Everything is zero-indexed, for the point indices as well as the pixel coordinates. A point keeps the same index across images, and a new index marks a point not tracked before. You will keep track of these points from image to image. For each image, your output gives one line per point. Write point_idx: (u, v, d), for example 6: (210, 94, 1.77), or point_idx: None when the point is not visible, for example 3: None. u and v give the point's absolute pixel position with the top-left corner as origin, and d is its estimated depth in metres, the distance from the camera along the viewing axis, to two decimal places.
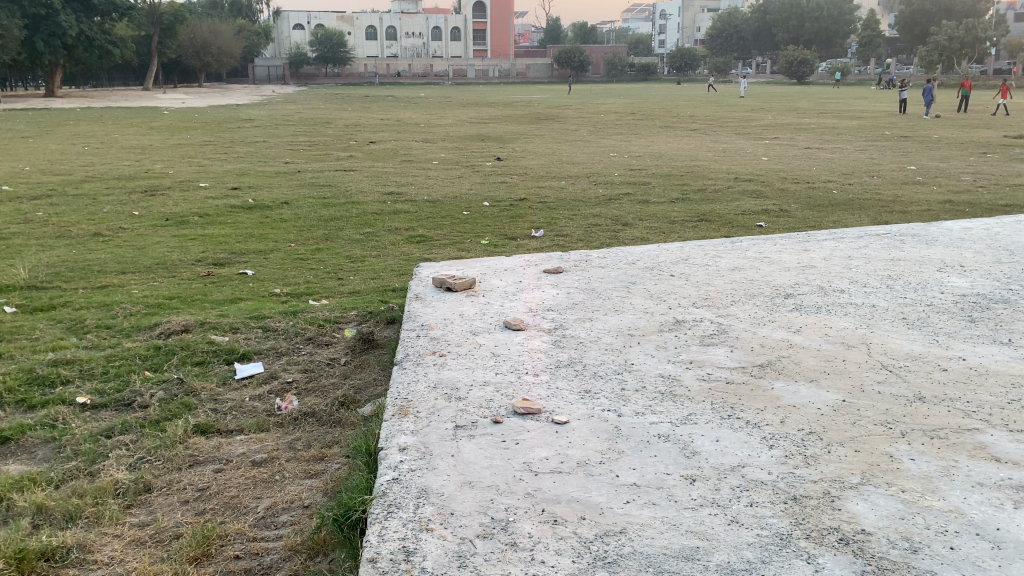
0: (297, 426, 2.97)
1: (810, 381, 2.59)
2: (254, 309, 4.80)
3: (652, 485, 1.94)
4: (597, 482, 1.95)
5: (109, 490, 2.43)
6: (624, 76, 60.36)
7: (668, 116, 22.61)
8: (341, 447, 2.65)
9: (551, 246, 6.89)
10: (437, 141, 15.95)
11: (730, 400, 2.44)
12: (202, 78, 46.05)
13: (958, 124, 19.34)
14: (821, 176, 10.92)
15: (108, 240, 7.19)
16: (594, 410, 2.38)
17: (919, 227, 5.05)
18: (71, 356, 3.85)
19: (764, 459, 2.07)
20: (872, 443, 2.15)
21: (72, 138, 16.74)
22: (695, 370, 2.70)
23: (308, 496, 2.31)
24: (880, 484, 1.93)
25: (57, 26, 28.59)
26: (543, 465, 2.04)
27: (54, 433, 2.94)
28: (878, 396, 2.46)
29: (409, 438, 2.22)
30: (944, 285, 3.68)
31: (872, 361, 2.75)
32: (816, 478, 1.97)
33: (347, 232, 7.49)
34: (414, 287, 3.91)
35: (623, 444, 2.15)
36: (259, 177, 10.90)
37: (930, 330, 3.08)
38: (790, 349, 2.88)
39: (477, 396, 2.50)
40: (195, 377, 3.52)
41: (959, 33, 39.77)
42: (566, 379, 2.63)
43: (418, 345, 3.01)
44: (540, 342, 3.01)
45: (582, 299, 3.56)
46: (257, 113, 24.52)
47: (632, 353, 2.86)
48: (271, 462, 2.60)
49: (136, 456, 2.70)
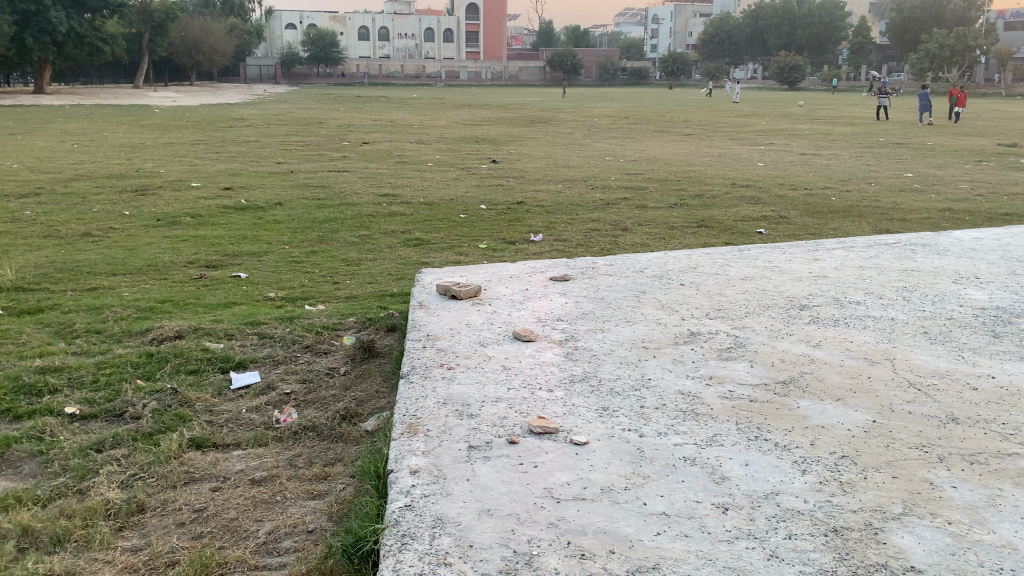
0: (297, 441, 2.83)
1: (837, 401, 2.47)
2: (248, 314, 4.65)
3: (683, 515, 1.82)
4: (623, 511, 1.84)
5: (98, 511, 2.28)
6: (615, 80, 60.41)
7: (662, 121, 22.48)
8: (346, 466, 2.52)
9: (551, 252, 6.76)
10: (431, 142, 15.78)
11: (756, 420, 2.33)
12: (193, 75, 45.65)
13: (952, 131, 19.33)
14: (818, 182, 10.86)
15: (98, 240, 7.02)
16: (614, 430, 2.25)
17: (928, 237, 4.96)
18: (59, 362, 3.69)
19: (799, 486, 1.96)
20: (909, 469, 2.04)
21: (61, 134, 16.48)
22: (715, 387, 2.58)
23: (312, 519, 2.18)
24: (924, 515, 1.83)
25: (47, 23, 28.23)
26: (565, 491, 1.92)
27: (42, 447, 2.79)
28: (909, 416, 2.36)
29: (421, 459, 2.09)
30: (962, 297, 3.59)
31: (898, 379, 2.64)
32: (855, 508, 1.86)
33: (342, 234, 7.36)
34: (416, 294, 3.78)
35: (648, 469, 2.03)
36: (252, 177, 10.73)
37: (954, 344, 2.98)
38: (813, 364, 2.77)
39: (491, 413, 2.37)
40: (189, 387, 3.38)
41: (951, 41, 39.91)
42: (583, 396, 2.50)
43: (424, 357, 2.88)
44: (551, 355, 2.89)
45: (592, 309, 3.44)
46: (249, 112, 24.25)
47: (648, 368, 2.74)
48: (272, 482, 2.46)
49: (129, 472, 2.56)
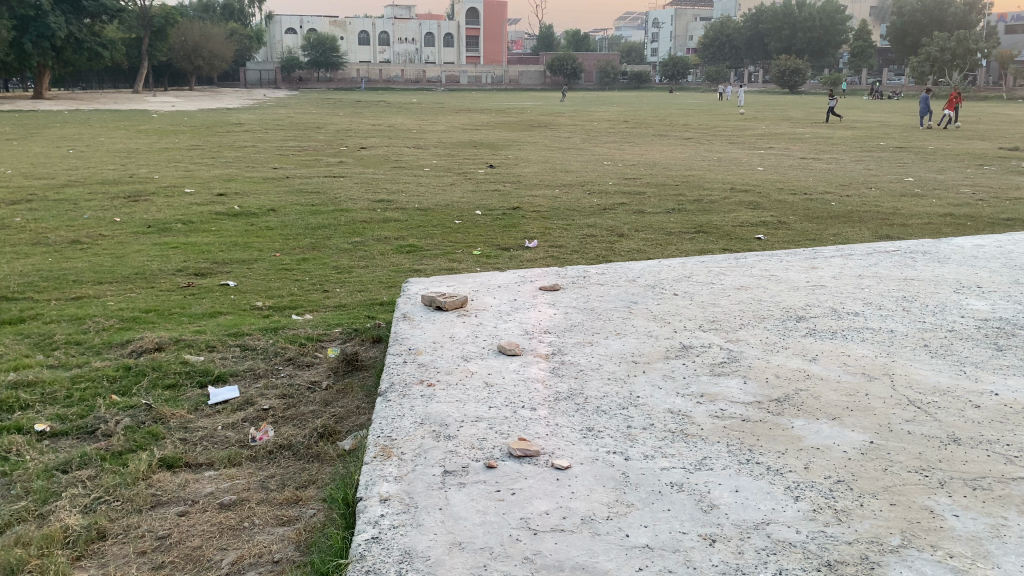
0: (271, 460, 2.72)
1: (832, 419, 2.37)
2: (232, 324, 4.53)
3: (667, 548, 1.71)
4: (603, 544, 1.73)
5: (56, 538, 2.17)
6: (616, 84, 60.42)
7: (661, 125, 22.30)
8: (319, 489, 2.41)
9: (546, 259, 6.63)
10: (429, 147, 15.68)
11: (747, 441, 2.22)
12: (193, 80, 45.75)
13: (953, 135, 19.28)
14: (818, 186, 10.77)
15: (87, 247, 6.92)
16: (598, 453, 2.14)
17: (928, 244, 4.85)
18: (33, 376, 3.58)
19: (791, 514, 1.85)
20: (908, 496, 1.93)
21: (57, 140, 16.38)
22: (707, 406, 2.46)
23: (278, 549, 2.06)
24: (924, 547, 1.71)
25: (46, 28, 28.17)
26: (544, 522, 1.81)
27: (6, 467, 2.69)
28: (908, 437, 2.24)
29: (392, 486, 1.99)
30: (964, 308, 3.48)
31: (897, 397, 2.53)
32: (850, 539, 1.75)
33: (334, 240, 7.26)
34: (401, 304, 3.67)
35: (631, 496, 1.92)
36: (246, 183, 10.64)
37: (955, 359, 2.87)
38: (808, 381, 2.66)
39: (469, 434, 2.26)
40: (165, 402, 3.27)
41: (951, 45, 39.90)
42: (567, 416, 2.39)
43: (405, 372, 2.77)
44: (537, 370, 2.78)
45: (582, 320, 3.33)
46: (247, 117, 24.13)
47: (637, 384, 2.63)
48: (240, 506, 2.35)
49: (93, 496, 2.45)
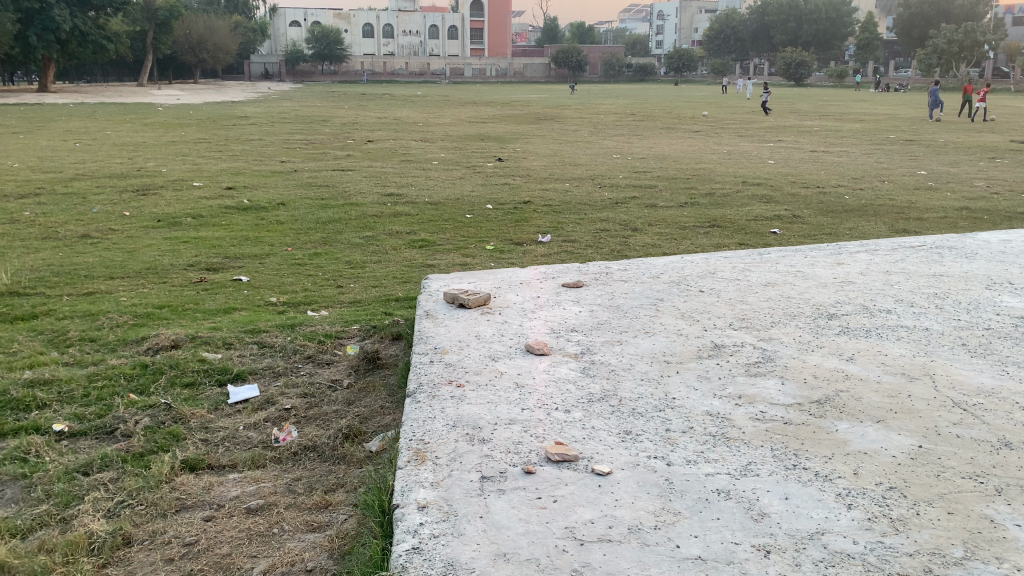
0: (296, 462, 2.66)
1: (877, 423, 2.29)
2: (248, 321, 4.45)
3: (721, 560, 1.65)
4: (655, 556, 1.66)
5: (81, 545, 2.12)
6: (621, 76, 60.16)
7: (669, 118, 22.05)
8: (348, 494, 2.35)
9: (560, 254, 6.55)
10: (436, 141, 15.52)
11: (792, 446, 2.15)
12: (197, 72, 45.58)
13: (963, 127, 19.15)
14: (831, 180, 10.65)
15: (98, 242, 6.86)
16: (639, 458, 2.08)
17: (953, 239, 4.75)
18: (50, 374, 3.52)
19: (845, 523, 1.78)
20: (966, 503, 1.85)
21: (63, 133, 16.31)
22: (746, 408, 2.39)
23: (311, 556, 2.00)
24: (989, 559, 1.65)
25: (51, 21, 28.00)
26: (590, 531, 1.74)
27: (26, 469, 2.63)
28: (957, 441, 2.17)
29: (429, 493, 1.92)
30: (998, 305, 3.40)
31: (941, 398, 2.45)
32: (911, 551, 1.68)
33: (346, 235, 7.18)
34: (422, 302, 3.60)
35: (678, 503, 1.86)
36: (254, 176, 10.53)
37: (996, 359, 2.79)
38: (846, 382, 2.59)
39: (504, 438, 2.20)
40: (185, 402, 3.21)
41: (959, 37, 39.61)
42: (603, 418, 2.32)
43: (432, 372, 2.70)
44: (567, 370, 2.70)
45: (609, 319, 3.26)
46: (252, 110, 24.05)
47: (672, 385, 2.56)
48: (268, 510, 2.29)
49: (116, 499, 2.39)
